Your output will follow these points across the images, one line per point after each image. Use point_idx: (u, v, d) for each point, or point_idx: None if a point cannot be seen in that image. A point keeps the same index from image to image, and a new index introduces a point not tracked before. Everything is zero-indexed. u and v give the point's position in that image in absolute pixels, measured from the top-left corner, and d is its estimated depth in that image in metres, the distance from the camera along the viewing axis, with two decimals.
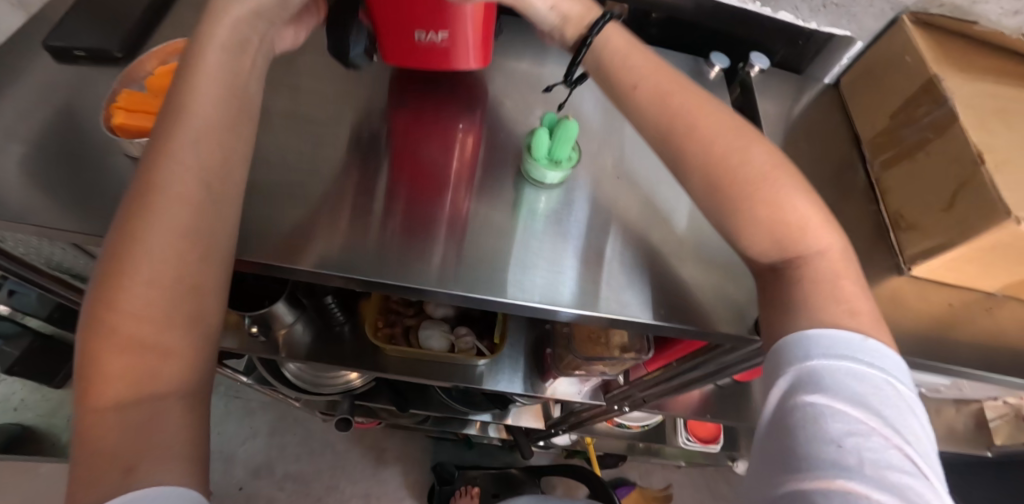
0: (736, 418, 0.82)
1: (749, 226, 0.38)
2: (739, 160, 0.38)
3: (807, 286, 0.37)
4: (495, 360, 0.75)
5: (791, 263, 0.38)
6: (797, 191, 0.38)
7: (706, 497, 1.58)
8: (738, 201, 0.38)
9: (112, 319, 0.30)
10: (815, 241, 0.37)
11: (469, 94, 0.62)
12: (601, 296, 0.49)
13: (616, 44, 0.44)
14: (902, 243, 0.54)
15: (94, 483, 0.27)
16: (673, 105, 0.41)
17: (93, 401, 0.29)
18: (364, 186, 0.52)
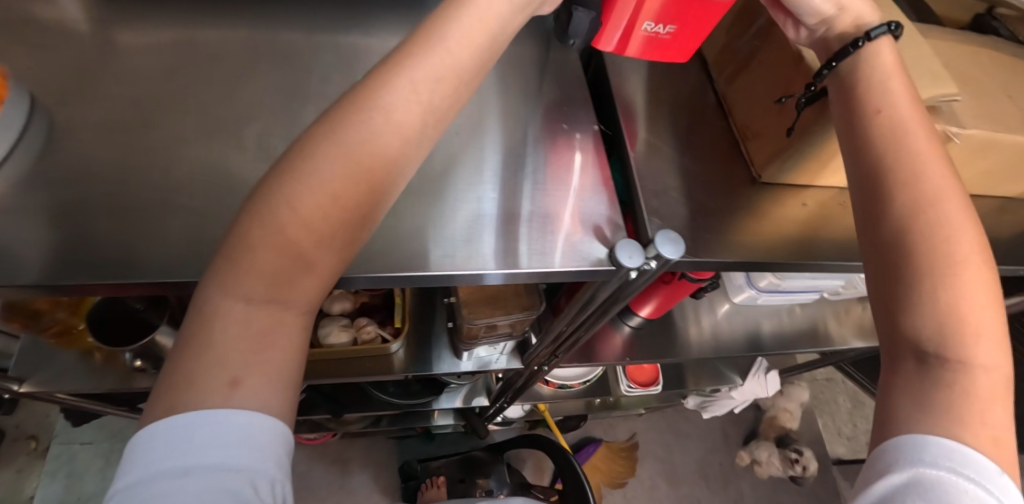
0: (660, 355, 0.83)
1: (917, 301, 0.31)
2: (940, 212, 0.32)
3: (955, 396, 0.29)
4: (410, 345, 0.75)
5: (947, 364, 0.29)
6: (985, 301, 0.30)
7: (670, 438, 1.63)
8: (920, 243, 0.31)
9: (276, 218, 0.29)
10: (992, 356, 0.30)
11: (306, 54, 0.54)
12: (522, 253, 0.47)
13: (881, 62, 0.39)
14: (750, 155, 0.53)
15: (193, 382, 0.26)
16: (911, 134, 0.35)
17: (228, 290, 0.28)
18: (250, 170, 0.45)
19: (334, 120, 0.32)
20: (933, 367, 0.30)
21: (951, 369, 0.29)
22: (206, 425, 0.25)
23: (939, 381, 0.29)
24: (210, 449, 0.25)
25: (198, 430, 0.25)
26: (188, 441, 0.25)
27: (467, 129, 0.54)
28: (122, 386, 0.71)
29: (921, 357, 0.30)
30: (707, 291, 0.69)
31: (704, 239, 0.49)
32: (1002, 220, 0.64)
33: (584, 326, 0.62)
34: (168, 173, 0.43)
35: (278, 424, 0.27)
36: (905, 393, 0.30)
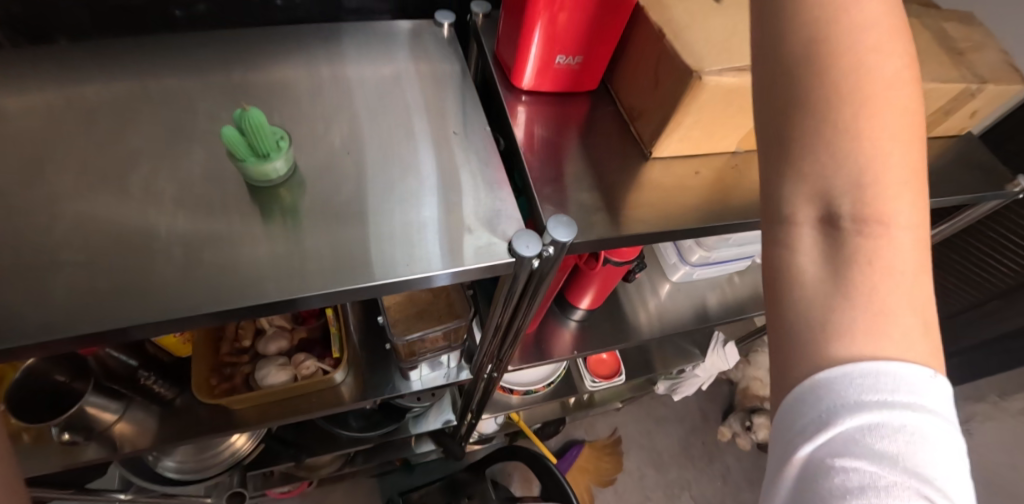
0: (610, 342, 0.83)
1: (819, 144, 0.24)
2: (858, 41, 0.25)
3: (874, 278, 0.24)
4: (357, 373, 0.74)
5: (862, 228, 0.24)
6: (902, 151, 0.24)
7: (650, 425, 1.64)
8: (819, 150, 0.24)
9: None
10: (915, 216, 0.24)
11: (194, 102, 0.53)
12: (466, 249, 0.47)
13: None
14: (640, 134, 0.54)
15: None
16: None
17: None
18: (155, 215, 0.44)
19: None
20: (848, 236, 0.24)
21: (865, 235, 0.24)
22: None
23: (857, 260, 0.24)
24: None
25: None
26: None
27: (383, 145, 0.54)
28: (68, 464, 0.63)
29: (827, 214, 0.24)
30: (636, 272, 0.70)
31: (615, 218, 0.50)
32: None
33: (520, 315, 0.57)
34: (53, 229, 0.42)
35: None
36: (820, 285, 0.24)
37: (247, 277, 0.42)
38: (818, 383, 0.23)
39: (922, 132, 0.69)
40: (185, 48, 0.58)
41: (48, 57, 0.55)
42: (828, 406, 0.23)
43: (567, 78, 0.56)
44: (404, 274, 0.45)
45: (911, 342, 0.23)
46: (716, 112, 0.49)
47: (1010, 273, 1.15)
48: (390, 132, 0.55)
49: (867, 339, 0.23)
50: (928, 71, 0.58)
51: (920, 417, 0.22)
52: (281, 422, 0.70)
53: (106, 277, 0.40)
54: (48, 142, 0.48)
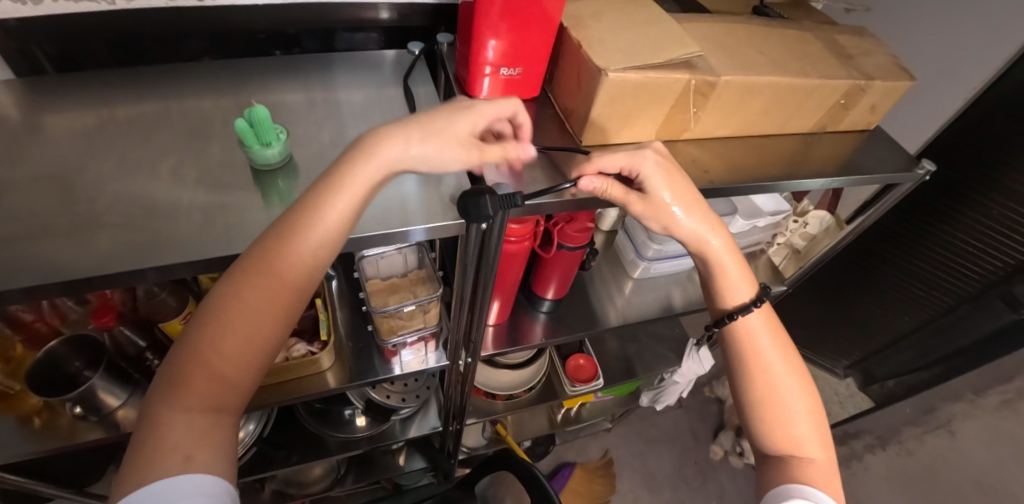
0: (577, 329, 0.90)
1: (767, 421, 0.53)
2: (772, 377, 0.54)
3: (811, 471, 0.51)
4: (344, 360, 0.81)
5: (797, 459, 0.52)
6: (815, 436, 0.53)
7: (641, 447, 1.65)
8: (770, 435, 0.53)
9: (223, 319, 0.43)
10: (820, 452, 0.52)
11: (207, 113, 0.65)
12: (427, 213, 0.56)
13: (746, 317, 0.57)
14: (574, 129, 0.65)
15: (155, 461, 0.38)
16: (760, 332, 0.57)
17: (169, 407, 0.41)
18: (172, 191, 0.54)
19: (243, 273, 0.44)
20: (791, 460, 0.52)
21: (799, 464, 0.52)
22: (177, 484, 0.37)
23: (798, 466, 0.51)
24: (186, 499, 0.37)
25: (168, 490, 0.37)
26: (169, 492, 0.36)
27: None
28: (66, 444, 0.69)
29: (779, 461, 0.52)
30: (589, 260, 0.81)
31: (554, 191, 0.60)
32: (809, 152, 0.78)
33: (482, 286, 0.65)
34: (96, 201, 0.52)
35: (226, 482, 0.40)
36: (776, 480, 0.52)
37: (250, 236, 0.52)
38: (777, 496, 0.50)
39: (829, 127, 0.80)
40: (198, 74, 0.71)
41: (93, 82, 0.67)
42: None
43: (513, 89, 0.67)
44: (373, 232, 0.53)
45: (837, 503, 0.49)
46: (659, 104, 0.62)
47: (977, 277, 1.26)
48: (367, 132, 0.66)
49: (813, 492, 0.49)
50: (817, 71, 0.70)
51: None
52: (273, 405, 0.76)
53: (133, 235, 0.50)
54: (91, 142, 0.59)
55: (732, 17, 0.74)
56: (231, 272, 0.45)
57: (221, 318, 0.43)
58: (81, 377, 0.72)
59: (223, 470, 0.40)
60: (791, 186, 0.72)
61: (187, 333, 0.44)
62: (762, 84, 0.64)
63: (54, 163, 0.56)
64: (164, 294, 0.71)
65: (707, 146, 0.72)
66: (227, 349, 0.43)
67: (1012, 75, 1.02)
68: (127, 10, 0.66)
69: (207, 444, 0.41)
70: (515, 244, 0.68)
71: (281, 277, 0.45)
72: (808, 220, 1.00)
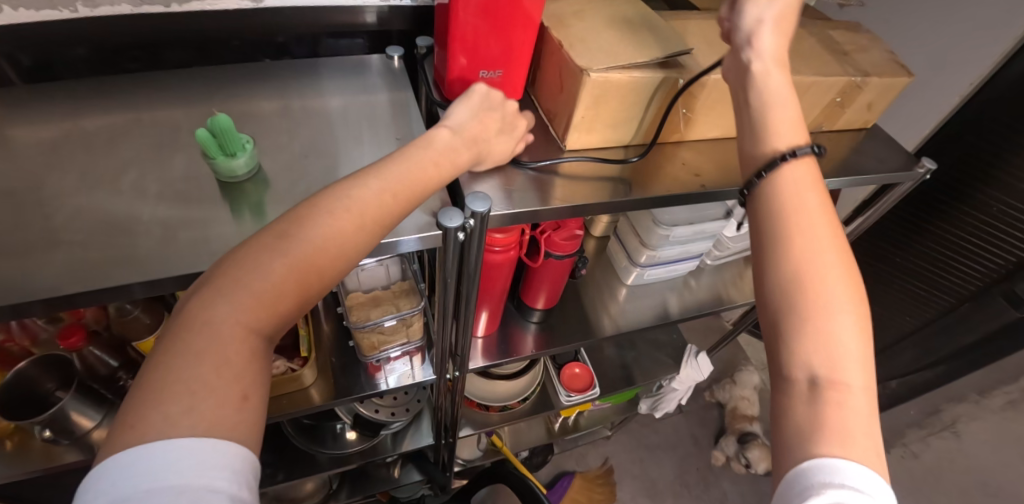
0: (568, 339, 0.87)
1: (798, 316, 0.37)
2: (821, 259, 0.38)
3: (836, 413, 0.35)
4: (327, 375, 0.78)
5: (831, 387, 0.35)
6: (860, 358, 0.36)
7: (642, 454, 1.62)
8: (795, 333, 0.37)
9: (318, 236, 0.38)
10: (862, 382, 0.36)
11: (178, 124, 0.63)
12: (403, 223, 0.53)
13: (794, 182, 0.42)
14: (558, 132, 0.63)
15: (202, 398, 0.30)
16: (808, 204, 0.41)
17: (236, 325, 0.33)
18: (134, 205, 0.52)
19: (335, 197, 0.40)
20: (825, 393, 0.35)
21: (830, 387, 0.35)
22: (184, 449, 0.28)
23: (831, 404, 0.35)
24: (195, 471, 0.28)
25: (174, 454, 0.28)
26: (179, 460, 0.28)
27: (337, 152, 0.61)
28: (47, 466, 0.67)
29: (801, 375, 0.36)
30: (579, 267, 0.78)
31: (538, 198, 0.58)
32: None
33: (464, 296, 0.62)
34: (54, 217, 0.50)
35: (256, 460, 0.31)
36: (803, 416, 0.35)
37: (216, 251, 0.49)
38: (795, 469, 0.34)
39: (825, 126, 0.77)
40: (172, 84, 0.69)
41: (61, 93, 0.65)
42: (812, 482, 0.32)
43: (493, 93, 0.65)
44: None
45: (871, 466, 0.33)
46: (619, 101, 0.58)
47: (978, 275, 1.22)
48: (341, 140, 0.63)
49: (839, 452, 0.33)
50: (811, 69, 0.67)
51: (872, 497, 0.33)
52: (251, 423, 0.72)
53: (91, 252, 0.47)
54: (53, 155, 0.57)
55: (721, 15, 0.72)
56: (319, 196, 0.40)
57: (310, 224, 0.38)
58: (54, 397, 0.70)
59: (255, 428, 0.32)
60: None
61: (265, 239, 0.37)
62: None
63: (14, 178, 0.53)
64: (137, 312, 0.68)
65: (699, 147, 0.69)
66: (318, 272, 0.37)
67: (1011, 69, 1.00)
68: (94, 17, 0.63)
69: (258, 379, 0.34)
70: (499, 254, 0.65)
71: (370, 216, 0.41)
72: None
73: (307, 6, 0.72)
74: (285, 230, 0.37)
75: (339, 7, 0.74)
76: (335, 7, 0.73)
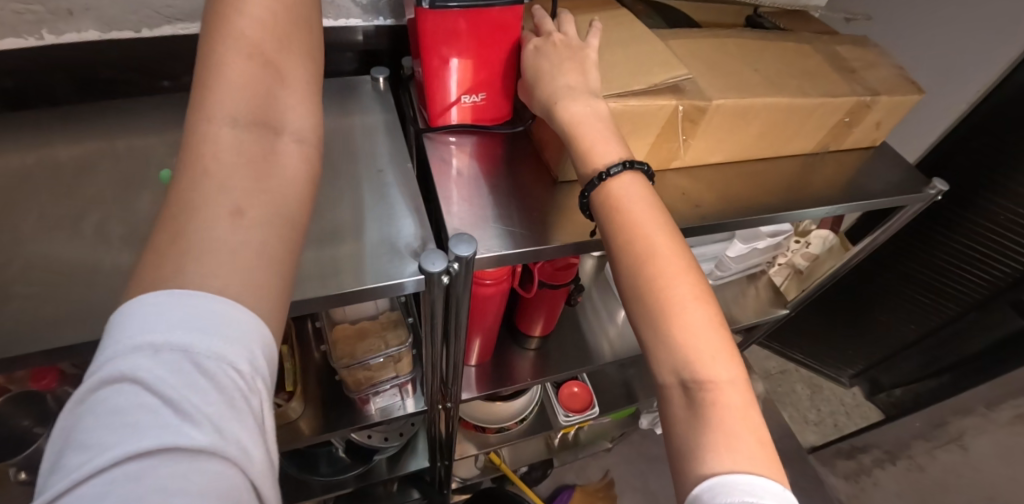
0: (564, 363, 0.84)
1: (656, 329, 0.41)
2: (658, 267, 0.42)
3: (718, 411, 0.37)
4: (315, 407, 0.75)
5: (702, 386, 0.38)
6: (719, 345, 0.40)
7: (643, 466, 1.59)
8: (661, 343, 0.40)
9: (236, 29, 0.37)
10: (726, 371, 0.39)
11: (151, 154, 0.60)
12: (390, 264, 0.49)
13: (622, 192, 0.45)
14: (549, 161, 0.60)
15: (204, 210, 0.31)
16: (636, 209, 0.44)
17: (209, 136, 0.33)
18: (103, 249, 0.49)
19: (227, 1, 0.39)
20: (695, 395, 0.38)
21: (697, 389, 0.38)
22: (194, 303, 0.28)
23: (707, 405, 0.38)
24: (185, 328, 0.27)
25: (184, 300, 0.28)
26: (164, 313, 0.27)
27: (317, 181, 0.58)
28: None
29: (676, 383, 0.40)
30: (576, 294, 0.75)
31: (533, 234, 0.55)
32: (810, 174, 0.72)
33: (454, 333, 0.60)
34: (13, 263, 0.47)
35: (264, 328, 0.30)
36: (686, 426, 0.38)
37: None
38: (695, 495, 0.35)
39: (831, 146, 0.74)
40: (148, 110, 0.66)
41: (29, 122, 0.62)
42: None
43: (476, 118, 0.62)
44: (330, 292, 0.47)
45: (759, 468, 0.35)
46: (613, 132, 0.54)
47: (983, 282, 1.20)
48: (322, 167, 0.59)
49: (727, 462, 0.35)
50: (817, 89, 0.64)
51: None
52: None
53: (52, 302, 0.45)
54: (16, 192, 0.54)
55: (724, 31, 0.68)
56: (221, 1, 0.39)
57: (226, 33, 0.37)
58: (31, 434, 0.67)
59: (287, 232, 0.34)
60: (795, 211, 0.66)
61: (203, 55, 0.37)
62: (758, 107, 0.59)
63: None
64: None
65: (697, 174, 0.66)
66: (253, 67, 0.37)
67: (1019, 79, 0.96)
68: (61, 45, 0.60)
69: (264, 194, 0.34)
70: (491, 287, 0.62)
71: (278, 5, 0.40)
72: (810, 241, 0.95)
73: None
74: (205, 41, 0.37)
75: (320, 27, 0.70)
76: None
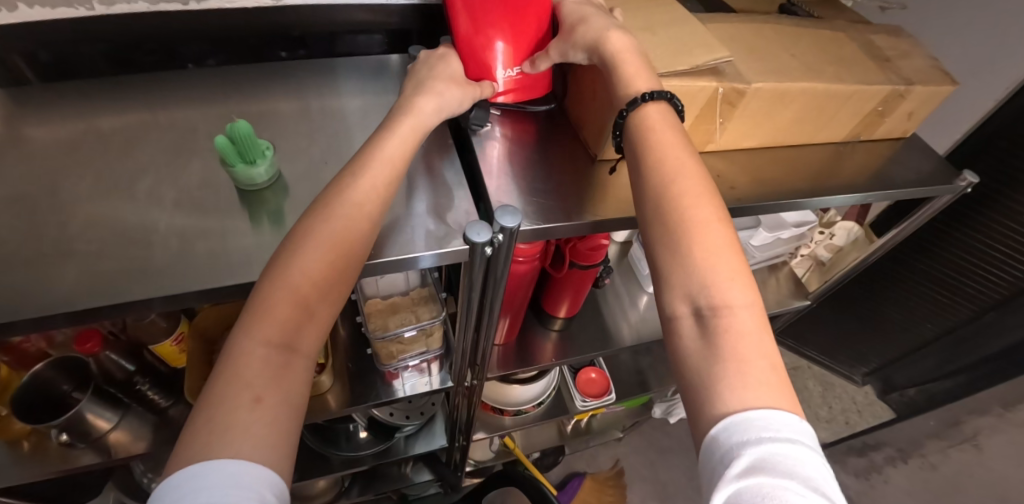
0: (587, 346, 0.85)
1: (671, 252, 0.38)
2: (681, 185, 0.41)
3: (732, 339, 0.34)
4: (346, 380, 0.77)
5: (717, 311, 0.35)
6: (735, 270, 0.37)
7: (653, 456, 1.60)
8: (676, 266, 0.38)
9: (311, 239, 0.40)
10: (741, 295, 0.36)
11: (193, 125, 0.61)
12: (442, 236, 0.51)
13: (651, 118, 0.46)
14: (589, 140, 0.61)
15: (227, 397, 0.32)
16: (660, 135, 0.44)
17: (251, 336, 0.35)
18: (152, 214, 0.50)
19: (321, 202, 0.42)
20: (708, 321, 0.35)
21: (713, 315, 0.35)
22: (207, 473, 0.29)
23: (720, 331, 0.35)
24: (205, 492, 0.28)
25: (194, 477, 0.29)
26: (188, 485, 0.29)
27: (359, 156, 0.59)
28: (66, 468, 0.66)
29: (688, 308, 0.36)
30: (604, 277, 0.76)
31: (576, 208, 0.56)
32: (839, 162, 0.72)
33: (489, 309, 0.61)
34: (68, 225, 0.49)
35: (273, 475, 0.31)
36: (697, 352, 0.35)
37: (235, 264, 0.48)
38: (712, 437, 0.32)
39: (863, 135, 0.74)
40: (189, 82, 0.67)
41: (74, 90, 0.63)
42: (726, 450, 0.30)
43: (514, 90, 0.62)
44: (392, 257, 0.49)
45: (775, 398, 0.32)
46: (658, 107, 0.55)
47: (1008, 282, 1.18)
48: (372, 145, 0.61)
49: (740, 397, 0.32)
50: (854, 75, 0.64)
51: (801, 450, 0.30)
52: None
53: (107, 262, 0.46)
54: (68, 158, 0.55)
55: (759, 16, 0.69)
56: (317, 199, 0.43)
57: (305, 239, 0.40)
58: (70, 400, 0.68)
59: (289, 432, 0.33)
60: (826, 197, 0.66)
61: (274, 257, 0.40)
62: (797, 91, 0.59)
63: (32, 183, 0.52)
64: (153, 316, 0.67)
65: (731, 157, 0.67)
66: (313, 271, 0.38)
67: None
68: (111, 16, 0.61)
69: (283, 386, 0.34)
70: (524, 265, 0.63)
71: (360, 204, 0.43)
72: (835, 231, 0.96)
73: (327, 5, 0.70)
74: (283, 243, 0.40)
75: (358, 4, 0.71)
76: (354, 5, 0.71)
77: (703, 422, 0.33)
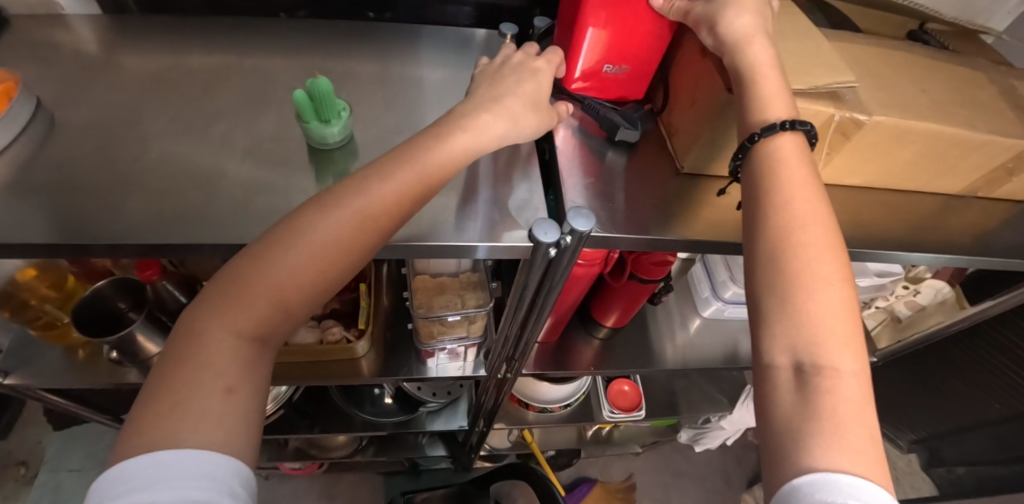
0: (629, 360, 0.81)
1: (777, 296, 0.34)
2: (807, 228, 0.36)
3: (835, 403, 0.30)
4: (381, 348, 0.77)
5: (821, 372, 0.31)
6: (848, 335, 0.32)
7: (667, 477, 1.55)
8: (785, 312, 0.33)
9: (313, 232, 0.37)
10: (850, 361, 0.31)
11: (274, 74, 0.61)
12: (503, 228, 0.49)
13: (780, 147, 0.40)
14: (676, 150, 0.56)
15: (193, 381, 0.31)
16: (791, 166, 0.39)
17: (222, 321, 0.33)
18: (223, 159, 0.50)
19: (339, 189, 0.39)
20: (810, 379, 0.31)
21: (815, 375, 0.31)
22: (174, 462, 0.28)
23: (821, 392, 0.30)
24: (169, 483, 0.27)
25: (160, 465, 0.27)
26: (154, 472, 0.27)
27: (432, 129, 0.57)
28: (114, 382, 0.69)
29: (786, 362, 0.32)
30: (662, 293, 0.72)
31: (649, 221, 0.52)
32: (947, 216, 0.64)
33: (540, 307, 0.59)
34: (142, 158, 0.49)
35: (240, 468, 0.30)
36: (788, 411, 0.31)
37: None
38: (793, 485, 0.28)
39: (983, 191, 0.65)
40: (277, 29, 0.67)
41: (170, 23, 0.64)
42: None
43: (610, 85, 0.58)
44: (450, 242, 0.47)
45: (866, 467, 0.28)
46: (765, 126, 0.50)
47: None
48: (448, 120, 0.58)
49: (834, 458, 0.28)
50: (989, 123, 0.56)
51: None
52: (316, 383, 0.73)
53: (171, 201, 0.47)
54: (154, 90, 0.56)
55: (889, 41, 0.61)
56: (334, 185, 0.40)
57: (313, 227, 0.37)
58: (126, 318, 0.71)
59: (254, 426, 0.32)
60: (926, 253, 0.59)
61: (270, 233, 0.37)
62: (919, 131, 0.52)
63: (118, 110, 0.53)
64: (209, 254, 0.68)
65: (829, 193, 0.61)
66: (305, 268, 0.36)
67: None
68: None
69: (254, 375, 0.33)
70: (581, 268, 0.60)
71: (381, 198, 0.39)
72: (921, 289, 0.88)
73: None
74: (283, 221, 0.38)
75: None
76: None
77: (781, 471, 0.29)
